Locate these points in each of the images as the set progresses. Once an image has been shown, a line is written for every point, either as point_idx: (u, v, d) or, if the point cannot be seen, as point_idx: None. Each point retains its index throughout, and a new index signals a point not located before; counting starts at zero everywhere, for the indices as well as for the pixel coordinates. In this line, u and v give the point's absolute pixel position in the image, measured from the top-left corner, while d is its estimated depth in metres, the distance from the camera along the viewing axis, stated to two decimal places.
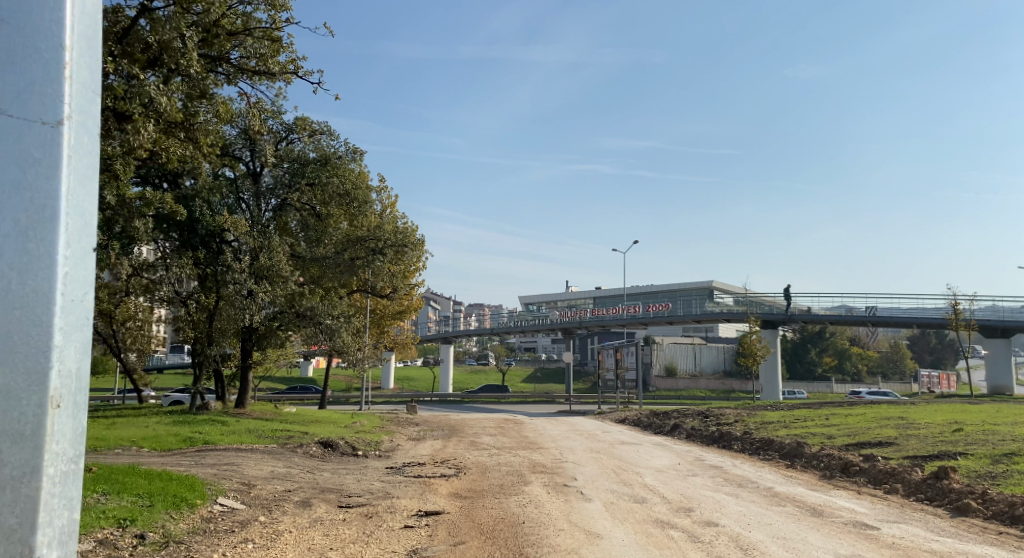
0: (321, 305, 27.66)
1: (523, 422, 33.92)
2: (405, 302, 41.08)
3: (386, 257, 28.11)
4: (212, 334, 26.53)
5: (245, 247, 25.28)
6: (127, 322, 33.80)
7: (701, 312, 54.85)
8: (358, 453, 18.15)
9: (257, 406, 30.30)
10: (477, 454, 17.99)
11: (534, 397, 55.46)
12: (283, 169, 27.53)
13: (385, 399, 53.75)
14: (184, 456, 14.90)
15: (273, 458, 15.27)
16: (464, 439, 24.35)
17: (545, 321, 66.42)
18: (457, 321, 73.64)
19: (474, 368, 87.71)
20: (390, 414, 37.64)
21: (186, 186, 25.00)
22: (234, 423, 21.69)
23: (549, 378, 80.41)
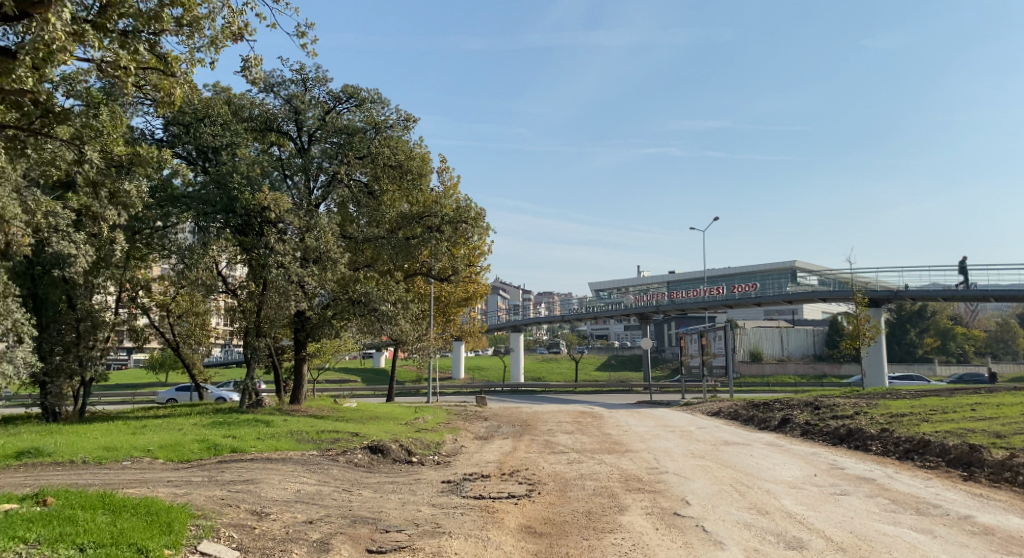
0: (376, 290, 24.91)
1: (604, 416, 30.64)
2: (470, 288, 38.34)
3: (445, 235, 25.21)
4: (261, 326, 24.13)
5: (290, 227, 22.72)
6: (186, 316, 32.07)
7: (790, 292, 50.33)
8: (414, 461, 15.26)
9: (315, 402, 27.98)
10: (557, 462, 14.83)
11: (611, 386, 52.20)
12: (330, 141, 24.64)
13: (455, 391, 51.37)
14: (199, 471, 12.32)
15: (305, 471, 12.51)
16: (537, 438, 21.20)
17: (620, 306, 62.82)
18: (528, 309, 70.82)
19: (546, 357, 84.70)
20: (459, 407, 34.99)
21: (225, 162, 22.63)
22: (280, 424, 19.28)
23: (626, 365, 76.91)
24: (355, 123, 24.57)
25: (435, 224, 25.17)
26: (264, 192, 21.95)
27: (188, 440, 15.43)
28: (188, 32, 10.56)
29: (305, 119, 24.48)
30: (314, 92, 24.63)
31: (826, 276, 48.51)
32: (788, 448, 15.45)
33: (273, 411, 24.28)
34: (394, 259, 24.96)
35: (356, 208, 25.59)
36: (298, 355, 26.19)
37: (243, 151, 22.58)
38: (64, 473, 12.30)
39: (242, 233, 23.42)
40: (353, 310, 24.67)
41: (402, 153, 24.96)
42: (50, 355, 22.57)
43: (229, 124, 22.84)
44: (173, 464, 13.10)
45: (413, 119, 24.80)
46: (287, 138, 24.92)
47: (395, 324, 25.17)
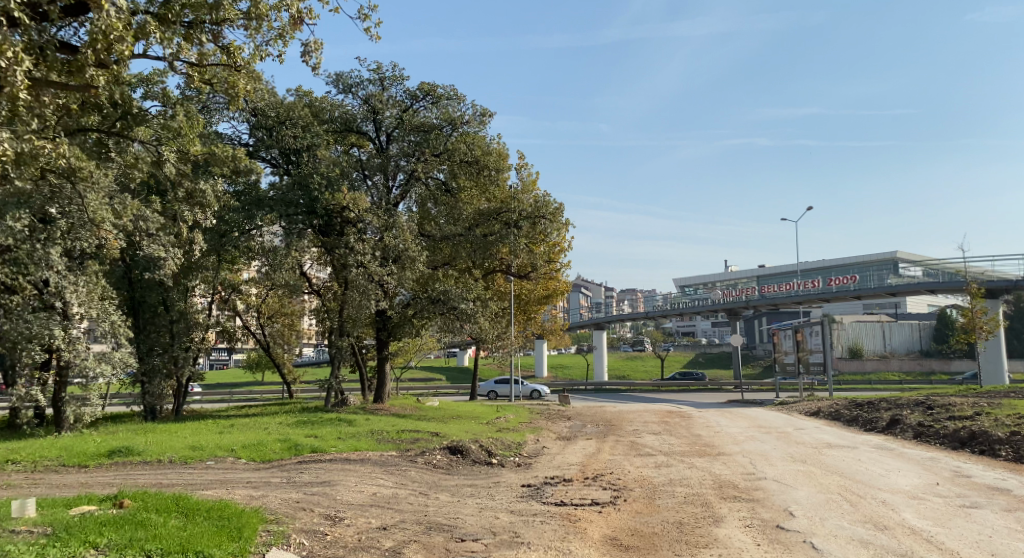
0: (455, 288, 24.66)
1: (693, 416, 29.52)
2: (550, 285, 37.77)
3: (522, 231, 24.70)
4: (343, 326, 24.20)
5: (369, 226, 22.64)
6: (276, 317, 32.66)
7: (891, 285, 47.66)
8: (494, 463, 14.79)
9: (398, 400, 27.97)
10: (644, 466, 14.08)
11: (699, 385, 50.67)
12: (408, 139, 24.49)
13: (537, 390, 50.88)
14: (278, 470, 12.17)
15: (383, 473, 12.20)
16: (623, 439, 20.44)
17: (708, 303, 60.98)
18: (611, 306, 69.65)
19: (630, 355, 83.29)
20: (542, 406, 34.47)
21: (305, 163, 22.70)
22: (362, 423, 19.17)
23: (715, 363, 74.70)
24: (431, 121, 24.30)
25: (512, 220, 24.70)
26: (344, 191, 21.99)
27: (274, 439, 15.15)
28: (254, 24, 10.37)
29: (383, 119, 24.36)
30: (391, 92, 24.54)
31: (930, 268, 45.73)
32: (900, 453, 14.22)
33: (357, 410, 24.33)
34: (472, 256, 24.67)
35: (435, 206, 25.38)
36: (381, 354, 26.22)
37: (324, 152, 22.58)
38: (150, 471, 12.30)
39: (324, 233, 23.50)
40: (432, 308, 24.51)
41: (479, 149, 24.58)
42: (147, 356, 23.10)
43: (309, 125, 22.90)
44: (254, 462, 12.98)
45: (489, 113, 24.36)
46: (366, 138, 24.90)
47: (474, 322, 24.89)
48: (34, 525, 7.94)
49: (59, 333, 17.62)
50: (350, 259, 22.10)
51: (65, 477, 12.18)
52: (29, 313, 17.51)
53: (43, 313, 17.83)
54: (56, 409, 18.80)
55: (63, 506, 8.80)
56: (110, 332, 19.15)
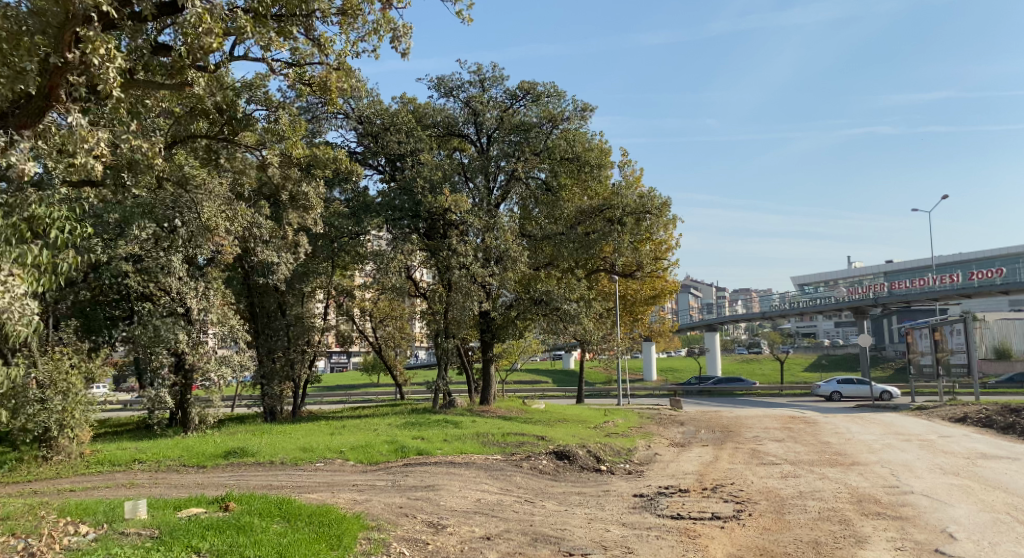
0: (557, 289, 24.24)
1: (817, 422, 27.82)
2: (658, 285, 36.67)
3: (626, 228, 23.93)
4: (448, 328, 24.16)
5: (472, 228, 22.42)
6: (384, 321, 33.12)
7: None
8: (602, 469, 14.16)
9: (505, 403, 27.71)
10: (766, 477, 13.09)
11: (820, 389, 48.03)
12: (510, 138, 24.17)
13: (647, 393, 49.56)
14: (383, 472, 11.97)
15: (488, 477, 11.83)
16: (741, 446, 19.32)
17: (829, 302, 57.87)
18: (722, 307, 67.28)
19: (744, 357, 80.23)
20: (653, 410, 33.46)
21: (409, 168, 22.68)
22: (468, 425, 18.94)
23: (837, 366, 70.87)
24: (531, 120, 23.91)
25: (615, 217, 23.98)
26: (447, 194, 21.51)
27: (382, 441, 14.99)
28: (349, 20, 10.29)
29: (484, 120, 24.13)
30: (491, 92, 24.34)
31: None
32: None
33: (464, 412, 24.24)
34: (574, 256, 24.14)
35: (536, 205, 25.02)
36: (485, 356, 26.10)
37: (427, 155, 22.49)
38: (263, 473, 11.84)
39: (429, 235, 23.45)
40: (534, 308, 24.24)
41: (581, 146, 24.02)
42: (266, 359, 23.44)
43: (412, 130, 22.81)
44: (362, 464, 12.82)
45: (591, 108, 23.76)
46: (467, 141, 24.79)
47: (578, 323, 24.39)
48: (143, 527, 7.96)
49: (182, 337, 17.88)
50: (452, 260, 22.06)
51: (183, 477, 11.69)
52: (153, 317, 17.94)
53: (167, 317, 18.10)
54: (183, 411, 19.32)
55: (171, 507, 8.84)
56: (229, 336, 19.35)
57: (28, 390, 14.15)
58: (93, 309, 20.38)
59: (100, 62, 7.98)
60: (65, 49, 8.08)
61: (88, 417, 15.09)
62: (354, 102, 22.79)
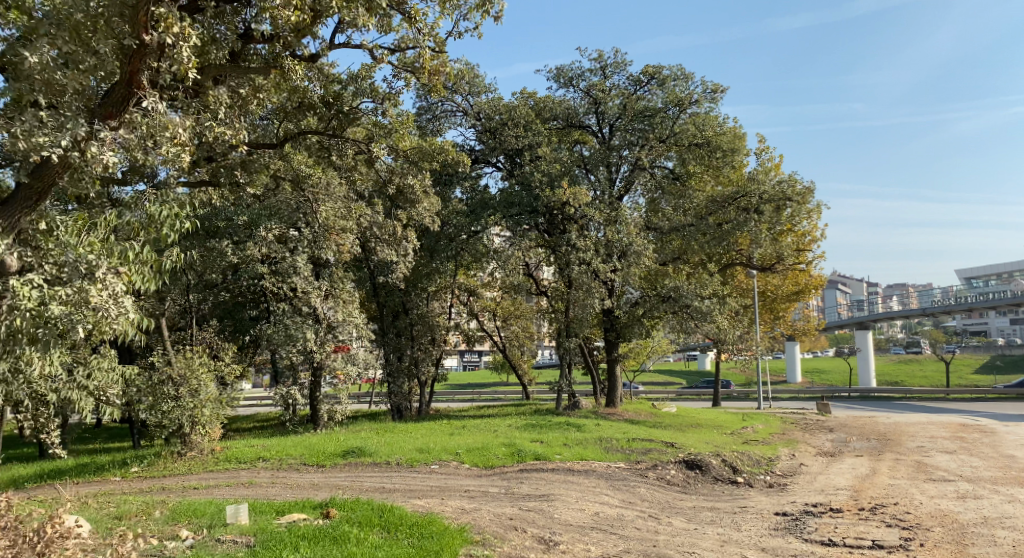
0: (687, 284, 22.82)
1: (991, 431, 24.76)
2: (800, 280, 34.13)
3: (762, 216, 22.13)
4: (571, 326, 23.26)
5: (593, 222, 21.47)
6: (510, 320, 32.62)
7: None
8: (739, 482, 12.81)
9: (635, 406, 26.45)
10: (937, 498, 11.30)
11: (992, 393, 43.31)
12: (635, 125, 22.86)
13: (790, 396, 46.47)
14: (498, 478, 10.90)
15: (609, 488, 10.81)
16: (902, 457, 17.20)
17: (1001, 297, 52.34)
18: (874, 303, 62.32)
19: (900, 358, 74.18)
20: (797, 415, 31.10)
21: (528, 163, 22.03)
22: (594, 429, 17.91)
23: (1011, 368, 64.10)
24: (657, 104, 22.58)
25: (750, 205, 22.22)
26: (566, 187, 20.59)
27: (499, 443, 14.11)
28: None
29: (607, 109, 23.07)
30: (614, 80, 23.22)
31: None
32: None
33: (591, 415, 23.27)
34: (705, 248, 22.66)
35: (661, 196, 23.79)
36: (610, 356, 25.09)
37: (546, 148, 21.66)
38: (379, 475, 11.06)
39: (550, 230, 22.51)
40: (661, 306, 22.94)
41: (711, 130, 22.50)
42: (392, 358, 23.41)
43: (531, 124, 22.07)
44: (478, 469, 11.66)
45: (722, 88, 22.14)
46: (589, 132, 23.90)
47: (711, 321, 22.84)
48: (239, 534, 7.58)
49: (310, 336, 17.85)
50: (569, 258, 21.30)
51: (302, 477, 11.35)
52: (284, 317, 18.03)
53: (296, 316, 18.10)
54: (314, 409, 19.45)
55: (276, 512, 8.46)
56: (354, 332, 19.09)
57: (163, 387, 14.32)
58: (235, 309, 20.33)
59: (176, 40, 8.26)
60: (139, 30, 8.12)
61: (222, 413, 15.04)
62: (472, 98, 22.38)
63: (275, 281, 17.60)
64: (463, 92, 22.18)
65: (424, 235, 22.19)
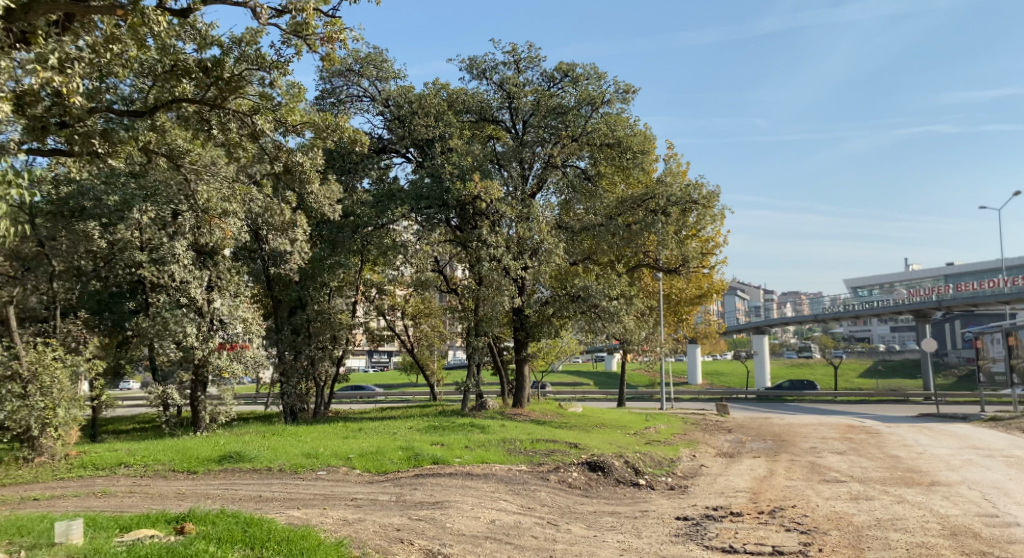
0: (596, 284, 22.67)
1: (878, 432, 25.78)
2: (704, 284, 34.79)
3: (670, 218, 22.11)
4: (478, 324, 22.69)
5: (503, 218, 20.81)
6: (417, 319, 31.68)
7: None
8: (641, 484, 12.53)
9: (540, 406, 26.14)
10: (832, 500, 11.32)
11: (877, 395, 45.52)
12: (549, 121, 22.38)
13: (692, 397, 47.45)
14: (389, 484, 10.04)
15: (508, 493, 10.26)
16: (798, 458, 17.47)
17: (886, 304, 55.24)
18: (772, 308, 64.62)
19: (794, 362, 77.26)
20: (698, 416, 31.62)
21: (438, 155, 21.01)
22: (497, 429, 17.39)
23: (894, 372, 67.90)
24: (569, 102, 22.11)
25: (659, 207, 22.16)
26: (476, 180, 19.80)
27: (395, 447, 13.07)
28: None
29: (520, 104, 22.43)
30: (528, 75, 22.82)
31: None
32: None
33: (495, 415, 22.81)
34: (614, 248, 22.56)
35: (573, 195, 23.41)
36: (518, 356, 24.63)
37: (457, 140, 20.84)
38: (255, 482, 10.06)
39: (464, 224, 21.54)
40: (570, 305, 22.70)
41: (622, 131, 22.33)
42: (286, 355, 22.10)
43: (442, 115, 21.27)
44: (369, 474, 10.74)
45: (635, 89, 22.08)
46: (501, 127, 23.17)
47: (618, 321, 22.76)
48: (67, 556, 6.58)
49: (191, 330, 16.57)
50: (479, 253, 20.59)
51: (168, 484, 10.32)
52: (162, 309, 16.64)
53: (176, 308, 16.71)
54: (194, 409, 18.08)
55: (118, 529, 7.45)
56: (243, 332, 18.02)
57: (8, 385, 12.91)
58: (113, 301, 18.85)
59: None
60: None
61: (75, 415, 13.75)
62: (380, 83, 21.40)
63: (153, 270, 16.34)
64: (371, 77, 21.13)
65: (324, 226, 21.05)
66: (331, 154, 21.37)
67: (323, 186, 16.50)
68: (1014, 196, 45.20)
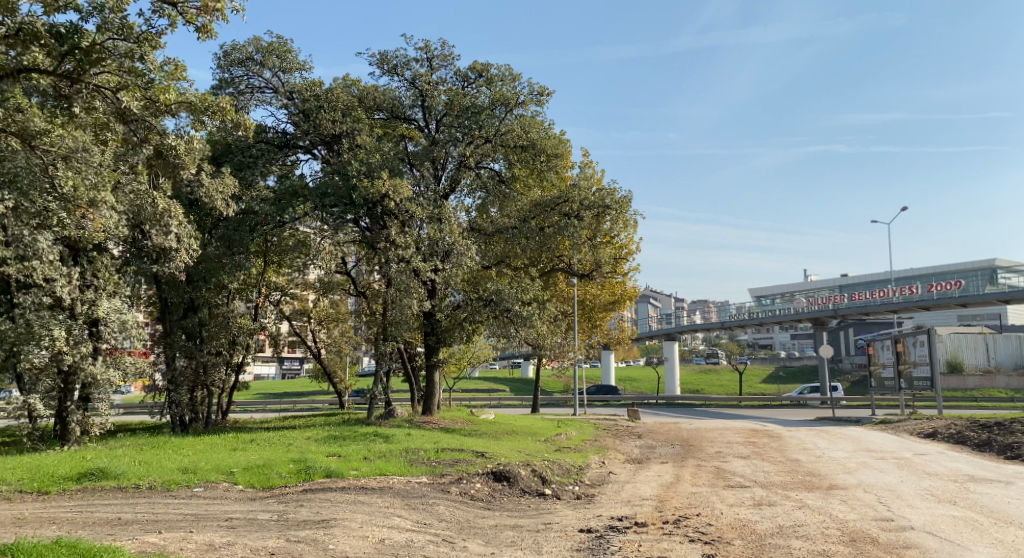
0: (509, 288, 22.22)
1: (781, 436, 26.30)
2: (617, 290, 34.94)
3: (582, 222, 21.91)
4: (387, 330, 21.81)
5: (413, 217, 19.85)
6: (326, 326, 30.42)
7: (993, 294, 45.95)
8: (546, 494, 12.06)
9: (449, 413, 25.45)
10: (737, 507, 11.12)
11: (780, 400, 46.87)
12: (463, 119, 21.59)
13: (604, 403, 47.66)
14: (271, 502, 9.21)
15: (403, 507, 9.58)
16: (704, 463, 17.42)
17: (789, 312, 57.18)
18: (682, 315, 65.90)
19: (702, 368, 79.09)
20: (609, 422, 31.60)
21: (346, 151, 20.04)
22: (400, 439, 16.64)
23: (795, 377, 70.38)
24: (483, 101, 21.56)
25: (572, 211, 21.91)
26: (384, 177, 18.83)
27: (286, 460, 12.11)
28: None
29: (432, 102, 21.73)
30: (440, 73, 22.23)
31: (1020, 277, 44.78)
32: None
33: (402, 423, 22.00)
34: (528, 251, 22.11)
35: (487, 197, 22.94)
36: (429, 362, 23.90)
37: (365, 137, 19.97)
38: (116, 503, 9.03)
39: (373, 222, 20.37)
40: (483, 309, 22.26)
41: (537, 134, 22.04)
42: (173, 361, 20.57)
43: (350, 111, 20.38)
44: (251, 490, 9.87)
45: (549, 91, 21.82)
46: (413, 126, 22.41)
47: (531, 326, 22.33)
48: None
49: (59, 334, 15.14)
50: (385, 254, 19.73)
51: (14, 508, 9.17)
52: (27, 311, 15.20)
53: (41, 310, 15.33)
54: (62, 421, 16.61)
55: None
56: (123, 337, 16.72)
57: None
58: None
59: None
60: None
61: None
62: (283, 74, 20.35)
63: (15, 267, 14.98)
64: (274, 68, 20.04)
65: (220, 224, 19.78)
66: (229, 148, 20.12)
67: (214, 179, 15.47)
68: (903, 209, 48.52)
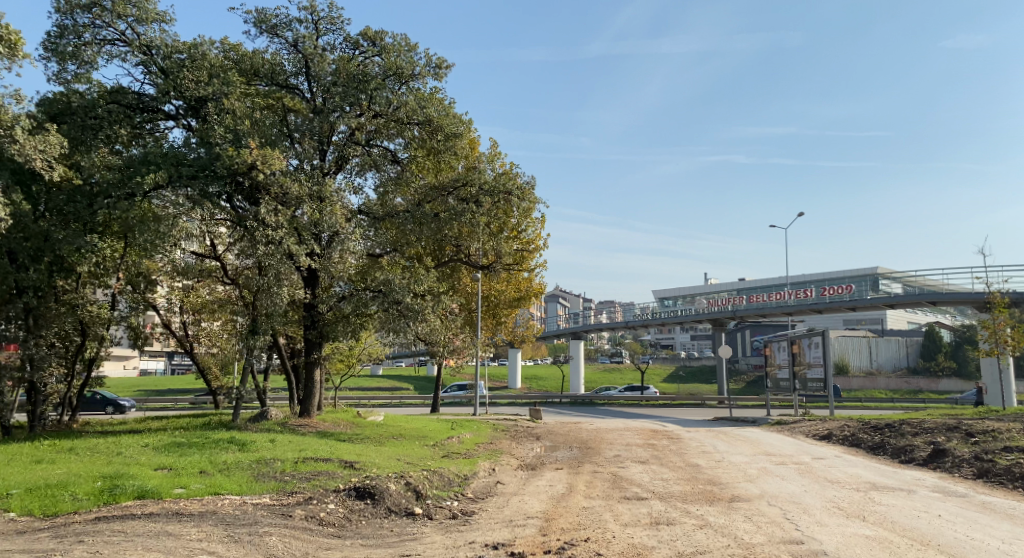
0: (400, 278, 20.24)
1: (683, 438, 25.43)
2: (521, 286, 33.53)
3: (481, 208, 20.23)
4: (261, 322, 19.53)
5: (287, 195, 17.54)
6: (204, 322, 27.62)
7: (880, 298, 47.49)
8: (416, 514, 10.32)
9: (333, 414, 23.31)
10: (632, 527, 9.66)
11: (681, 399, 46.75)
12: (351, 87, 19.38)
13: (508, 402, 46.32)
14: (34, 541, 7.12)
15: (217, 541, 7.62)
16: (600, 470, 16.07)
17: (691, 313, 57.50)
18: (588, 315, 65.50)
19: (608, 367, 79.13)
20: (508, 422, 30.13)
21: (212, 117, 17.68)
22: (261, 445, 14.56)
23: (696, 377, 71.20)
24: (373, 70, 19.48)
25: (470, 195, 20.22)
26: (252, 145, 16.72)
27: (94, 478, 10.00)
28: None
29: (316, 70, 19.55)
30: (327, 37, 20.16)
31: (900, 285, 46.49)
32: (991, 519, 10.01)
33: (275, 426, 19.82)
34: (421, 238, 20.13)
35: (377, 179, 20.93)
36: (308, 358, 21.71)
37: (235, 101, 17.74)
38: None
39: (246, 196, 18.02)
40: (369, 300, 20.21)
41: (434, 110, 19.94)
42: None
43: (219, 72, 18.17)
44: (19, 525, 7.76)
45: (447, 64, 20.06)
46: (297, 96, 20.16)
47: (424, 320, 20.37)
48: None
49: None
50: (250, 232, 17.31)
51: None
52: None
53: None
54: None
55: None
56: None
57: None
58: None
59: None
60: None
61: None
62: (139, 26, 17.96)
63: None
64: (128, 17, 17.68)
65: (57, 193, 17.18)
66: (71, 106, 17.63)
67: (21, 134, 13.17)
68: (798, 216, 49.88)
